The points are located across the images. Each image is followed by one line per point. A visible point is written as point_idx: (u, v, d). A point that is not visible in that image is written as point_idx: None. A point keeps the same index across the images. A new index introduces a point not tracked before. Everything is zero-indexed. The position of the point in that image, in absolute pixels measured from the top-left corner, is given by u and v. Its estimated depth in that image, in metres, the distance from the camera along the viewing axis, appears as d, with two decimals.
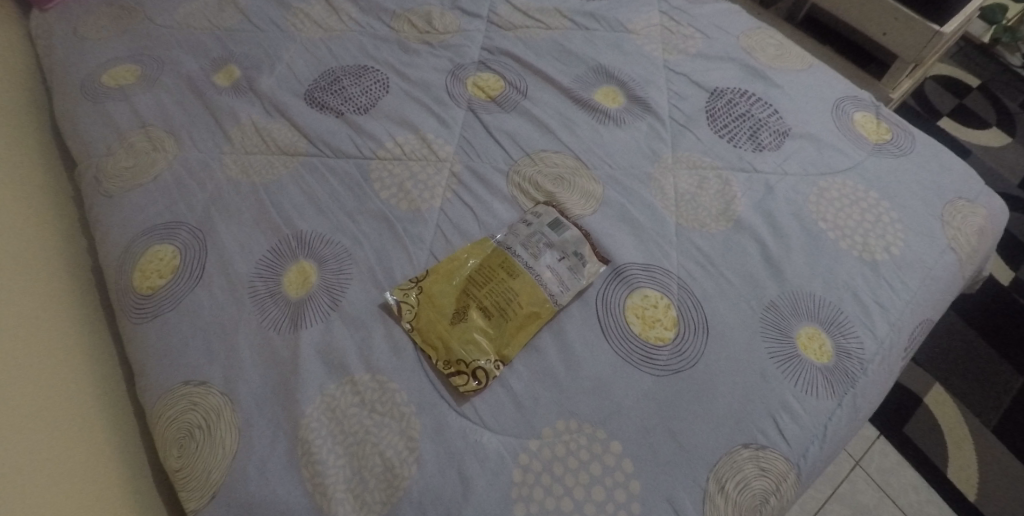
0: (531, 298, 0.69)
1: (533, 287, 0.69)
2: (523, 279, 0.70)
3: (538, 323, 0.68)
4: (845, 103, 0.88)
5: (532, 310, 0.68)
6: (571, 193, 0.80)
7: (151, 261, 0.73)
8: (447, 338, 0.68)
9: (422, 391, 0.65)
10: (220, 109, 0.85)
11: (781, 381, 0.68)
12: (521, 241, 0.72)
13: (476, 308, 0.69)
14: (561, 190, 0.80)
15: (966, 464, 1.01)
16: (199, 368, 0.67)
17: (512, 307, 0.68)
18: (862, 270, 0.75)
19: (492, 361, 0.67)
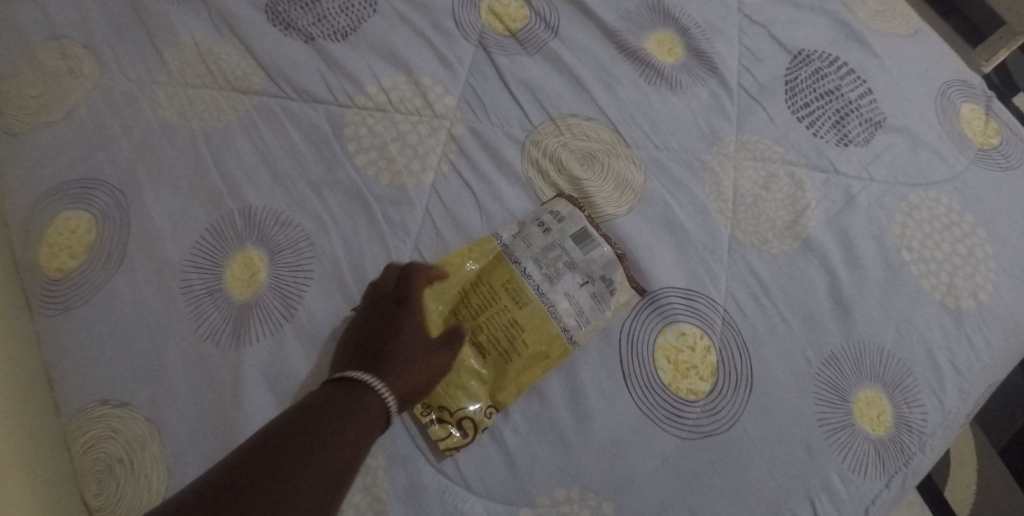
0: (539, 334, 0.56)
1: (544, 320, 0.56)
2: (532, 309, 0.57)
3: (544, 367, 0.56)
4: (953, 89, 0.69)
5: (538, 350, 0.56)
6: (604, 185, 0.63)
7: (61, 233, 0.57)
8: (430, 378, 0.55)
9: (393, 440, 0.54)
10: (155, 20, 0.65)
11: (826, 455, 0.57)
12: (535, 257, 0.58)
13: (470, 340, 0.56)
14: (592, 177, 0.63)
15: (965, 484, 0.91)
16: (119, 385, 0.54)
17: (515, 344, 0.56)
18: (941, 319, 0.61)
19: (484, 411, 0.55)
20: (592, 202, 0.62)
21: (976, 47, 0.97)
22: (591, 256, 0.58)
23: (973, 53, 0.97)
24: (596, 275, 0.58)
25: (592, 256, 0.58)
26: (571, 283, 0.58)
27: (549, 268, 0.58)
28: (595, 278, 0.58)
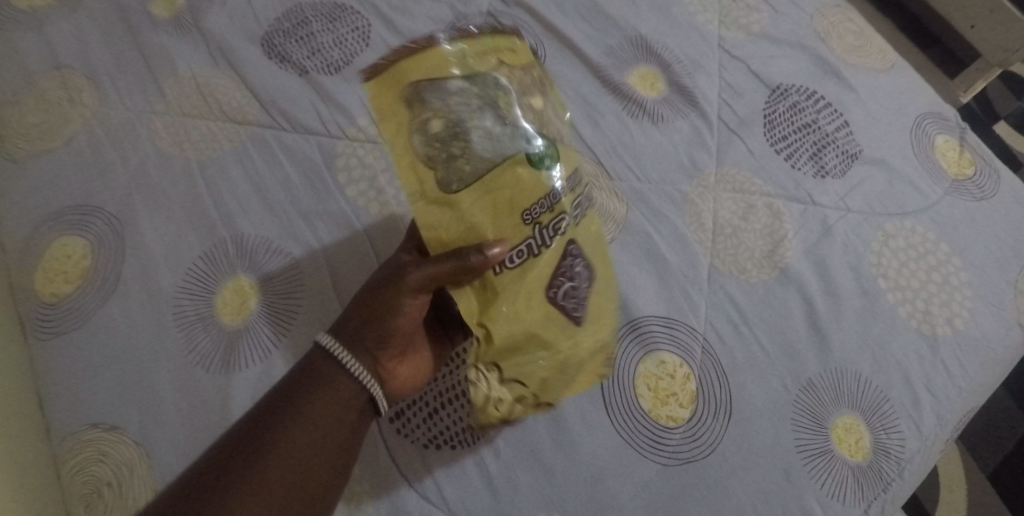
0: (542, 262, 0.49)
1: (513, 213, 0.49)
2: (484, 214, 0.49)
3: (574, 242, 0.51)
4: (927, 121, 0.71)
5: (549, 270, 0.50)
6: (518, 67, 0.52)
7: (57, 259, 0.59)
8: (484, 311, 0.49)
9: (379, 466, 0.56)
10: (156, 52, 0.67)
11: (806, 481, 0.58)
12: (427, 158, 0.49)
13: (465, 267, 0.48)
14: (465, 63, 0.50)
15: (955, 510, 0.86)
16: (110, 408, 0.55)
17: (509, 267, 0.49)
18: (917, 347, 0.63)
19: (539, 376, 0.51)
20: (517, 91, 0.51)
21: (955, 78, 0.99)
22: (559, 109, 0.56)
23: (951, 83, 0.99)
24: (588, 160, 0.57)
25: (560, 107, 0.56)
26: (512, 169, 0.49)
27: (443, 169, 0.49)
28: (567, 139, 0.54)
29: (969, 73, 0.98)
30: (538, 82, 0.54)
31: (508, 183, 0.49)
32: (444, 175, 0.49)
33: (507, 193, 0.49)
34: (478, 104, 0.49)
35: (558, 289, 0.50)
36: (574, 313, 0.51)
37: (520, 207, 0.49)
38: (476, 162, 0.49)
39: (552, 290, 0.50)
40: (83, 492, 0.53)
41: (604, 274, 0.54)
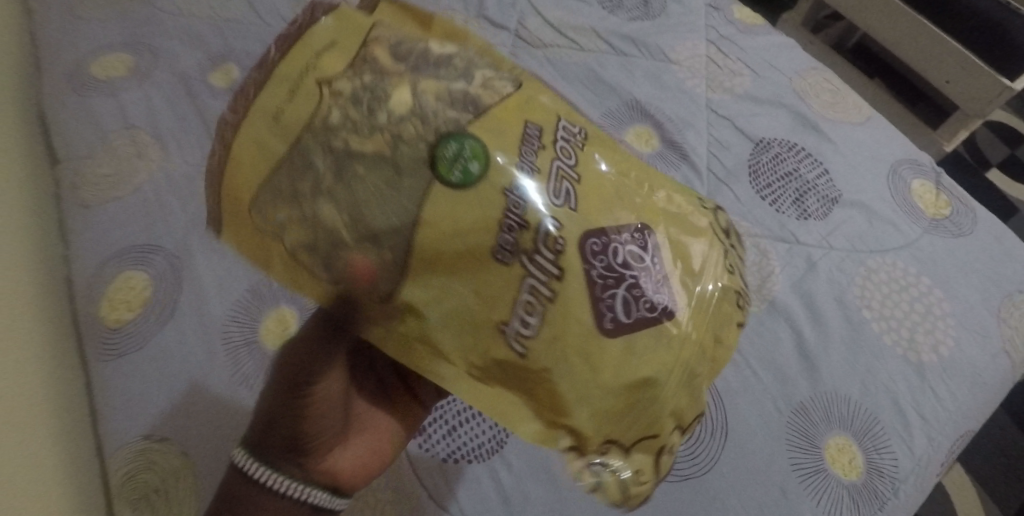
0: (570, 302, 0.41)
1: (485, 258, 0.40)
2: (460, 292, 0.41)
3: (592, 238, 0.41)
4: (903, 167, 0.78)
5: (585, 301, 0.41)
6: (355, 53, 0.42)
7: (121, 290, 0.67)
8: (555, 399, 0.42)
9: (400, 479, 0.60)
10: (214, 116, 0.77)
11: (802, 499, 0.61)
12: (326, 255, 0.41)
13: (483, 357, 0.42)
14: (290, 98, 0.41)
15: None
16: (160, 422, 0.61)
17: (532, 334, 0.41)
18: (905, 373, 0.66)
19: (679, 382, 0.42)
20: (377, 94, 0.40)
21: (939, 129, 1.15)
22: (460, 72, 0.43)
23: (937, 134, 1.14)
24: (535, 92, 0.45)
25: (467, 70, 0.44)
26: (439, 225, 0.40)
27: (367, 279, 0.41)
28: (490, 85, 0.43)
29: (950, 124, 1.12)
30: (410, 68, 0.42)
31: (444, 244, 0.40)
32: (378, 272, 0.40)
33: (470, 227, 0.40)
34: (336, 144, 0.40)
35: (614, 306, 0.41)
36: (656, 306, 0.42)
37: (491, 261, 0.40)
38: (389, 237, 0.40)
39: (606, 319, 0.41)
40: (133, 497, 0.59)
41: (645, 233, 0.43)
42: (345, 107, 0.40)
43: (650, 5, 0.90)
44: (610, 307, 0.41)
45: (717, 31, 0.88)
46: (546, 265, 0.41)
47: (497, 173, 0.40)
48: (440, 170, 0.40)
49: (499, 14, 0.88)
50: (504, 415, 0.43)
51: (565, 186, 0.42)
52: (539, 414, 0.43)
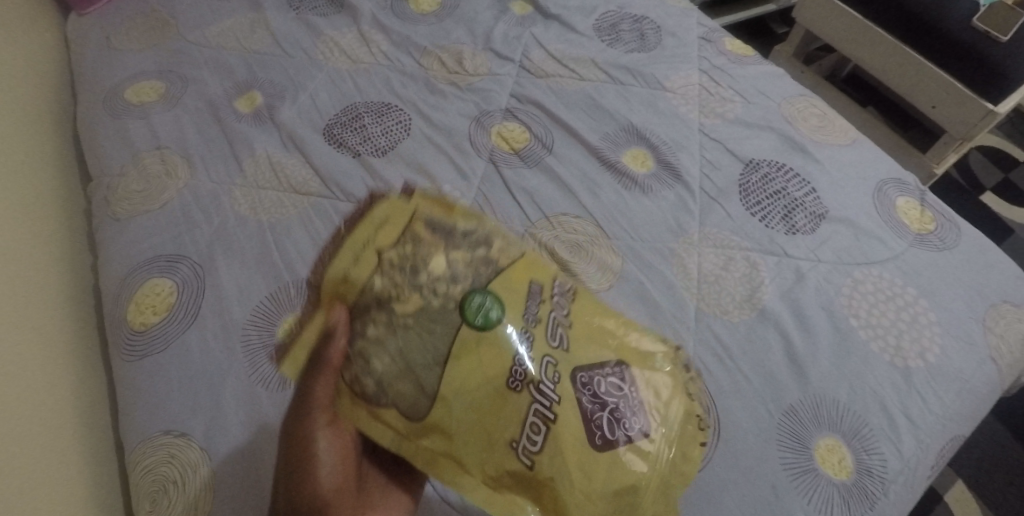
0: (570, 405, 0.53)
1: (502, 393, 0.52)
2: (472, 421, 0.52)
3: (579, 370, 0.55)
4: (888, 186, 0.82)
5: (579, 424, 0.53)
6: (402, 231, 0.57)
7: (148, 295, 0.71)
8: (557, 501, 0.52)
9: None
10: (239, 139, 0.83)
11: (793, 497, 0.63)
12: (394, 376, 0.53)
13: (499, 482, 0.53)
14: (357, 263, 0.56)
15: None
16: (181, 418, 0.65)
17: (537, 450, 0.52)
18: (892, 378, 0.69)
19: (660, 493, 0.56)
20: (421, 264, 0.55)
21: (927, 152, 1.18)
22: (471, 240, 0.58)
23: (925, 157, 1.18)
24: (539, 260, 0.60)
25: (478, 246, 0.58)
26: (467, 353, 0.52)
27: (397, 397, 0.53)
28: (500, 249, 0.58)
29: (939, 148, 1.16)
30: (443, 240, 0.57)
31: (470, 377, 0.52)
32: (406, 400, 0.53)
33: (470, 399, 0.52)
34: (386, 298, 0.54)
35: (602, 426, 0.54)
36: (632, 427, 0.54)
37: (513, 402, 0.53)
38: (424, 370, 0.52)
39: (596, 437, 0.53)
40: (153, 489, 0.63)
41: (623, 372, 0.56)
42: (399, 273, 0.55)
43: (646, 39, 0.96)
44: (591, 403, 0.54)
45: (710, 61, 0.93)
46: (547, 395, 0.53)
47: (511, 318, 0.54)
48: (467, 316, 0.53)
49: (505, 46, 0.94)
50: (511, 510, 0.54)
51: (561, 327, 0.56)
52: (540, 510, 0.54)
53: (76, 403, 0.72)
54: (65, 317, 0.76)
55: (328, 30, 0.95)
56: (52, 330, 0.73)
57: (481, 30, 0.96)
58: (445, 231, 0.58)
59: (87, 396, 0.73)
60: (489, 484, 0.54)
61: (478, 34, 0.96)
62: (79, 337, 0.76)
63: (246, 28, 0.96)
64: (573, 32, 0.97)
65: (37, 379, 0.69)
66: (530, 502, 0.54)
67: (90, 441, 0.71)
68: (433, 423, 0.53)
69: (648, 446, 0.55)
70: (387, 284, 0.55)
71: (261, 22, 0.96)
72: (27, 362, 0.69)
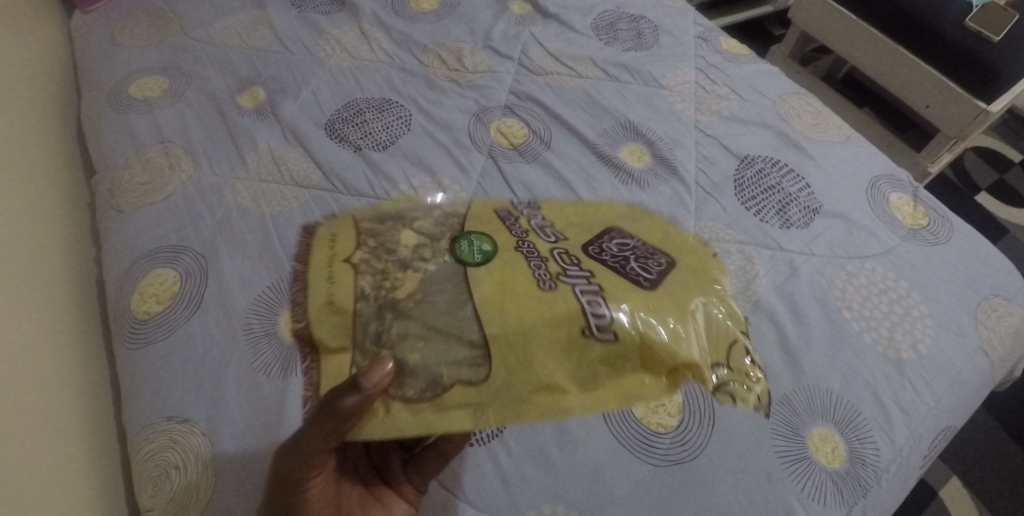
0: (612, 279, 0.54)
1: (534, 289, 0.52)
2: (537, 335, 0.50)
3: (586, 246, 0.58)
4: (881, 182, 0.83)
5: (619, 277, 0.54)
6: (353, 239, 0.58)
7: (151, 285, 0.72)
8: (654, 356, 0.51)
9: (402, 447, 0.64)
10: (242, 133, 0.84)
11: (787, 485, 0.64)
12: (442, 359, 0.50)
13: (595, 375, 0.51)
14: (331, 285, 0.55)
15: None
16: (184, 405, 0.66)
17: (608, 324, 0.50)
18: (885, 369, 0.70)
19: (704, 289, 0.57)
20: (392, 246, 0.56)
21: (922, 152, 1.20)
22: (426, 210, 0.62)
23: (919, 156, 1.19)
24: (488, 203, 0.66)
25: (429, 211, 0.62)
26: (494, 287, 0.52)
27: (450, 368, 0.50)
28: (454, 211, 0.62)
29: (933, 146, 1.17)
30: (394, 224, 0.59)
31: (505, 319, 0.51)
32: (467, 363, 0.50)
33: (516, 308, 0.51)
34: (386, 295, 0.53)
35: (639, 272, 0.55)
36: (661, 262, 0.57)
37: (557, 293, 0.52)
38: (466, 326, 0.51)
39: (642, 280, 0.54)
40: (156, 475, 0.63)
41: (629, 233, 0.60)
42: (375, 264, 0.55)
43: (643, 38, 0.97)
44: (615, 261, 0.56)
45: (706, 59, 0.95)
46: (582, 276, 0.53)
47: (506, 247, 0.56)
48: (464, 259, 0.54)
49: (504, 44, 0.96)
50: (633, 392, 0.51)
51: (547, 228, 0.61)
52: (654, 376, 0.51)
53: (80, 391, 0.72)
54: (69, 306, 0.76)
55: (330, 28, 0.97)
56: (56, 319, 0.74)
57: (481, 29, 0.98)
58: (393, 216, 0.61)
59: (90, 384, 0.74)
60: (588, 389, 0.51)
61: (478, 32, 0.97)
62: (82, 327, 0.77)
63: (248, 25, 0.97)
64: (572, 31, 0.98)
65: (42, 366, 0.70)
66: (644, 376, 0.51)
67: (93, 429, 0.72)
68: (502, 368, 0.50)
69: (690, 282, 0.57)
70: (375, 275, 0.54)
71: (264, 20, 0.97)
72: (32, 349, 0.70)
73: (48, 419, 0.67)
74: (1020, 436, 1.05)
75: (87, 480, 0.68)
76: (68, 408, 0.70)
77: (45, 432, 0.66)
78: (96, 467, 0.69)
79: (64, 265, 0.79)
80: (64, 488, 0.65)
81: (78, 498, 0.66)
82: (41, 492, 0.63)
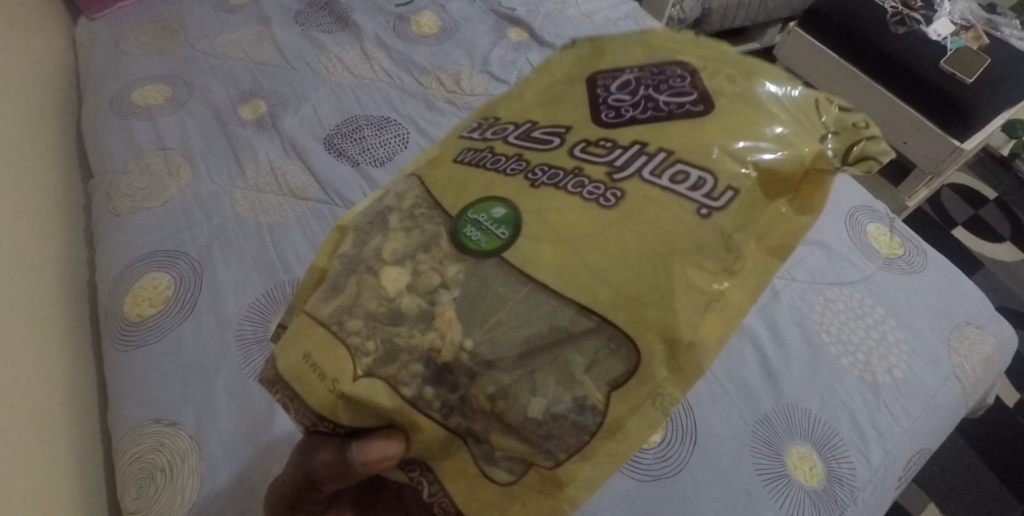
0: (658, 131, 0.40)
1: (577, 207, 0.39)
2: (641, 263, 0.37)
3: (601, 103, 0.43)
4: (859, 212, 0.86)
5: (664, 126, 0.40)
6: (333, 344, 0.40)
7: (144, 288, 0.73)
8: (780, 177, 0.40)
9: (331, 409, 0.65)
10: (241, 144, 0.86)
11: (767, 502, 0.65)
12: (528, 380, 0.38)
13: (741, 251, 0.40)
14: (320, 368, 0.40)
15: None
16: (172, 408, 0.66)
17: (717, 201, 0.38)
18: (861, 391, 0.72)
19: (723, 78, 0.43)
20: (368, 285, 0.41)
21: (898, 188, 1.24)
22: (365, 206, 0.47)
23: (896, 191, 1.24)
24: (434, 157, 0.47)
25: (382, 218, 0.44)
26: (553, 248, 0.38)
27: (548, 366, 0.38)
28: (402, 203, 0.44)
29: (910, 182, 1.22)
30: (360, 276, 0.41)
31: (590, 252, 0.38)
32: (609, 357, 0.38)
33: (565, 220, 0.39)
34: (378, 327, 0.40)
35: (672, 102, 0.41)
36: (676, 72, 0.42)
37: (630, 208, 0.38)
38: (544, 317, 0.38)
39: (691, 108, 0.40)
40: (141, 477, 0.63)
41: (617, 64, 0.45)
42: (354, 314, 0.41)
43: None
44: (643, 101, 0.42)
45: None
46: (638, 156, 0.40)
47: (507, 186, 0.41)
48: (492, 247, 0.39)
49: (501, 69, 0.99)
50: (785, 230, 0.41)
51: (524, 128, 0.44)
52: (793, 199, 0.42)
53: (67, 392, 0.72)
54: (59, 308, 0.77)
55: (332, 47, 0.99)
56: (48, 318, 0.75)
57: (479, 54, 1.01)
58: (352, 262, 0.43)
59: (76, 386, 0.74)
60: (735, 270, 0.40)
61: (476, 57, 1.00)
62: (72, 328, 0.77)
63: (252, 40, 0.99)
64: None
65: (34, 362, 0.70)
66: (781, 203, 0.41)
67: (76, 430, 0.71)
68: (608, 301, 0.37)
69: (725, 74, 0.42)
70: (382, 353, 0.40)
71: (268, 35, 1.00)
72: (25, 344, 0.70)
73: (35, 416, 0.67)
74: (996, 465, 1.07)
75: (67, 482, 0.67)
76: (53, 409, 0.70)
77: (32, 430, 0.66)
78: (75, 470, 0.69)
79: (59, 266, 0.80)
80: (46, 488, 0.65)
81: (57, 498, 0.65)
82: (25, 486, 0.62)
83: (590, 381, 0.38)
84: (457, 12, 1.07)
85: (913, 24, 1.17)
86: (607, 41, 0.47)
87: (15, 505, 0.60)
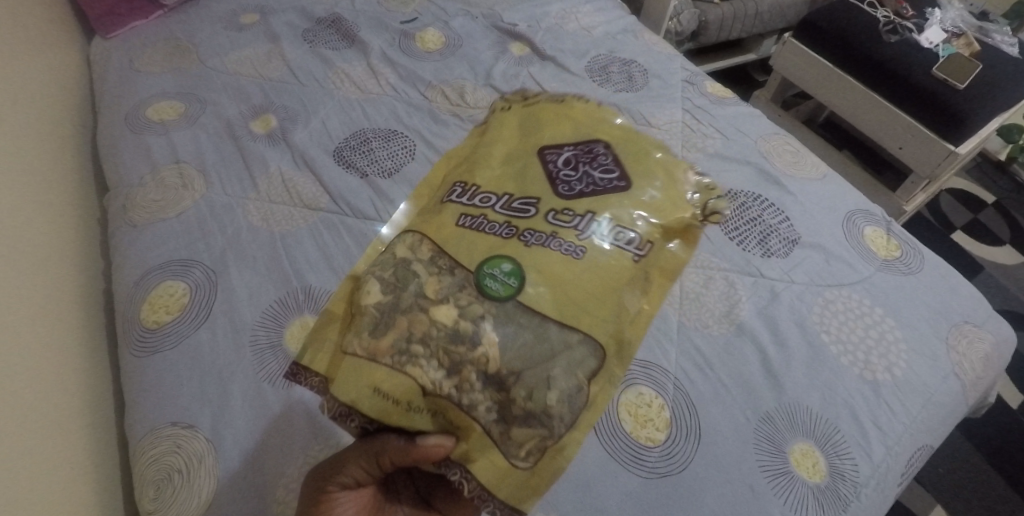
0: (602, 202, 0.54)
1: (559, 259, 0.52)
2: (601, 295, 0.52)
3: (553, 180, 0.55)
4: (856, 216, 0.88)
5: (605, 196, 0.54)
6: (399, 372, 0.51)
7: (161, 296, 0.75)
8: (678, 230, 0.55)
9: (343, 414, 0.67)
10: (253, 157, 0.88)
11: (770, 497, 0.66)
12: (545, 383, 0.50)
13: (653, 283, 0.54)
14: (387, 386, 0.51)
15: None
16: (189, 412, 0.68)
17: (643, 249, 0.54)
18: (862, 390, 0.73)
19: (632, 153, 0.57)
20: (417, 327, 0.52)
21: (896, 193, 1.26)
22: (378, 260, 0.56)
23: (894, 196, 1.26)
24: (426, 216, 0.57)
25: (407, 269, 0.54)
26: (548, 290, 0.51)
27: (557, 376, 0.50)
28: (419, 255, 0.55)
29: (907, 187, 1.24)
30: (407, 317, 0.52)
31: (568, 290, 0.51)
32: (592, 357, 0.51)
33: (551, 267, 0.52)
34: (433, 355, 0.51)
35: (605, 177, 0.55)
36: (600, 150, 0.57)
37: (593, 260, 0.52)
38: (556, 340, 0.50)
39: (618, 182, 0.55)
40: (158, 478, 0.65)
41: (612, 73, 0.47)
42: (409, 346, 0.51)
43: (635, 80, 1.03)
44: (586, 178, 0.55)
45: (692, 101, 1.01)
46: (592, 221, 0.53)
47: (509, 247, 0.52)
48: (508, 294, 0.51)
49: (504, 82, 1.01)
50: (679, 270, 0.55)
51: (503, 199, 0.55)
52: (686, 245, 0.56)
53: (85, 399, 0.74)
54: (78, 317, 0.79)
55: (340, 63, 1.02)
56: (67, 326, 0.77)
57: (482, 68, 1.04)
58: (395, 305, 0.53)
59: (94, 393, 0.76)
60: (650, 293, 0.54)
61: (479, 71, 1.03)
62: (89, 337, 0.79)
63: (262, 57, 1.03)
64: (567, 72, 1.04)
65: (53, 369, 0.72)
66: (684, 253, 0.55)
67: (94, 436, 0.73)
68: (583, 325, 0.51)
69: (635, 156, 0.57)
70: (444, 370, 0.51)
71: (277, 53, 1.03)
72: (46, 352, 0.72)
73: (55, 421, 0.69)
74: (1001, 466, 1.08)
75: (84, 486, 0.69)
76: (72, 415, 0.72)
77: (52, 435, 0.68)
78: (92, 475, 0.70)
79: (76, 277, 0.82)
80: (64, 491, 0.66)
81: (75, 501, 0.67)
82: (45, 489, 0.64)
83: (581, 374, 0.50)
84: (461, 28, 1.10)
85: (906, 33, 1.19)
86: (537, 120, 0.60)
87: (36, 506, 0.62)
